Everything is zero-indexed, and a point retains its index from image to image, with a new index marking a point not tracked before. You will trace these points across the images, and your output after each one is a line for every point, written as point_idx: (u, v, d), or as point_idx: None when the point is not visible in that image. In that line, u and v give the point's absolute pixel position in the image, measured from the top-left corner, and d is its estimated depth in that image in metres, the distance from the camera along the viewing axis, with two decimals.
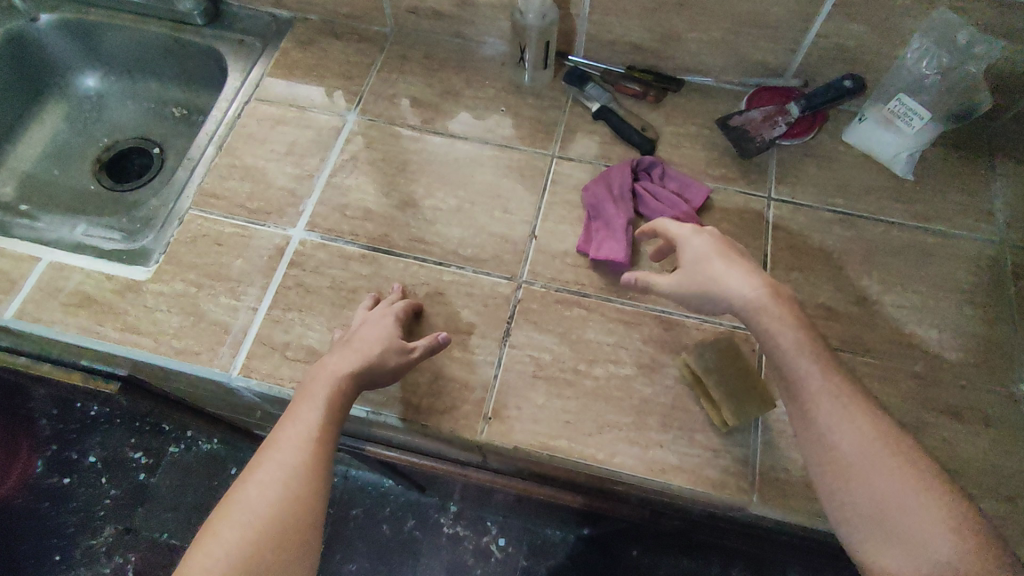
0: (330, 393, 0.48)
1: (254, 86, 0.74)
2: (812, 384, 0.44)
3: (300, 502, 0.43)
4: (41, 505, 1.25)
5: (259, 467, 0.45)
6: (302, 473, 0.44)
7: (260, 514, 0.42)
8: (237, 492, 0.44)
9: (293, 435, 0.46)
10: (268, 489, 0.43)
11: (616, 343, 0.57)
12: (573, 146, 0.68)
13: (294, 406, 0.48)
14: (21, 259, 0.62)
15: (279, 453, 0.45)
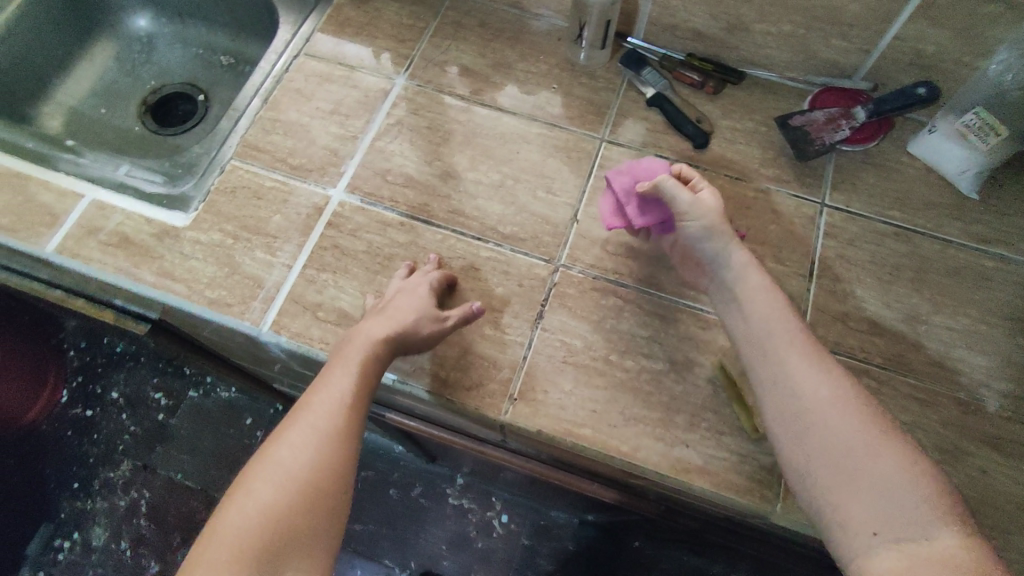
0: (363, 361, 0.49)
1: (303, 39, 0.72)
2: (776, 341, 0.49)
3: (330, 466, 0.44)
4: (64, 433, 1.30)
5: (292, 429, 0.45)
6: (334, 436, 0.45)
7: (293, 476, 0.43)
8: (269, 453, 0.44)
9: (325, 399, 0.47)
10: (301, 453, 0.44)
11: (650, 337, 0.56)
12: (624, 131, 0.67)
13: (327, 373, 0.48)
14: (64, 194, 0.62)
15: (314, 419, 0.46)
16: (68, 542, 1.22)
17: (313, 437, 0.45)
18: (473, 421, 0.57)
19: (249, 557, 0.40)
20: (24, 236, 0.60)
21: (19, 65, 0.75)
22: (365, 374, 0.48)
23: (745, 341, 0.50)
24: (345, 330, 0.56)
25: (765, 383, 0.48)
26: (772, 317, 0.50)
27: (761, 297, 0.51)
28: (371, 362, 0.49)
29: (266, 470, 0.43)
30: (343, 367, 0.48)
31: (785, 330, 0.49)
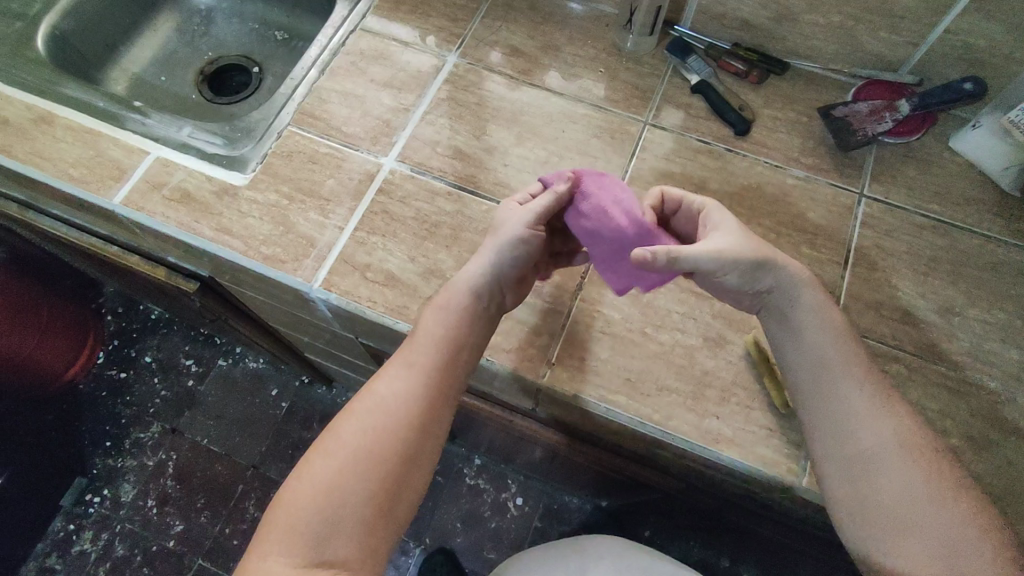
0: (440, 343, 0.51)
1: (360, 15, 0.74)
2: (834, 375, 0.50)
3: (394, 442, 0.47)
4: (100, 393, 1.35)
5: (363, 404, 0.49)
6: (403, 417, 0.48)
7: (360, 449, 0.46)
8: (341, 423, 0.48)
9: (399, 377, 0.50)
10: (371, 428, 0.47)
11: (686, 313, 0.58)
12: (667, 116, 0.68)
13: (404, 350, 0.51)
14: (132, 151, 0.65)
15: (387, 396, 0.49)
16: (99, 497, 1.27)
17: (385, 416, 0.48)
18: (510, 385, 0.60)
19: (314, 522, 0.44)
20: (94, 187, 0.63)
21: (89, 30, 0.80)
22: (440, 354, 0.51)
23: (800, 371, 0.51)
24: (392, 290, 0.59)
25: (817, 414, 0.50)
26: (826, 347, 0.50)
27: (811, 327, 0.51)
28: (448, 342, 0.51)
29: (337, 440, 0.47)
30: (418, 346, 0.51)
31: (842, 363, 0.50)
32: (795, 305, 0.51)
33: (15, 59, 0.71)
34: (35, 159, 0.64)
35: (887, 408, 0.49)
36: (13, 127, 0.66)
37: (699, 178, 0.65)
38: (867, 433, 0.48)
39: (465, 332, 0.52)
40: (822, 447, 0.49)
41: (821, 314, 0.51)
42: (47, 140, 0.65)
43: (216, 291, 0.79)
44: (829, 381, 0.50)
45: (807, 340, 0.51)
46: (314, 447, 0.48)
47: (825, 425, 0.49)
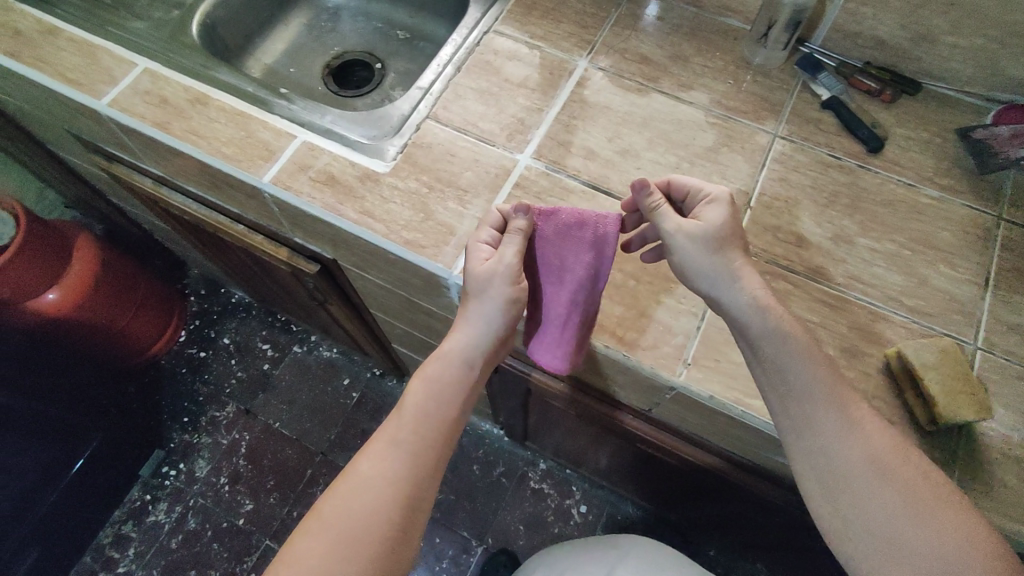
0: (424, 416, 0.56)
1: (494, 18, 0.78)
2: (803, 401, 0.50)
3: (379, 516, 0.52)
4: (179, 369, 1.40)
5: (349, 478, 0.54)
6: (387, 487, 0.53)
7: (347, 523, 0.51)
8: (328, 497, 0.53)
9: (388, 454, 0.54)
10: (365, 505, 0.52)
11: (821, 322, 0.58)
12: (797, 129, 0.69)
13: (387, 423, 0.57)
14: (281, 134, 0.69)
15: (371, 472, 0.53)
16: (175, 470, 1.30)
17: (371, 492, 0.52)
18: (638, 381, 0.61)
19: None
20: (245, 166, 0.67)
21: (233, 19, 0.85)
22: (423, 427, 0.56)
23: (770, 395, 0.52)
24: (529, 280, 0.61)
25: (795, 443, 0.51)
26: (793, 372, 0.50)
27: (776, 349, 0.51)
28: (431, 415, 0.56)
29: (323, 518, 0.52)
30: (402, 419, 0.56)
31: (811, 390, 0.50)
32: (757, 322, 0.51)
33: (172, 43, 0.76)
34: (192, 136, 0.69)
35: (864, 430, 0.49)
36: (171, 105, 0.71)
37: (831, 191, 0.65)
38: (849, 458, 0.49)
39: (448, 404, 0.57)
40: (804, 468, 0.51)
41: (782, 336, 0.51)
42: (203, 120, 0.70)
43: (331, 274, 0.82)
44: (796, 405, 0.50)
45: (773, 366, 0.51)
46: (300, 527, 0.53)
47: (808, 448, 0.50)
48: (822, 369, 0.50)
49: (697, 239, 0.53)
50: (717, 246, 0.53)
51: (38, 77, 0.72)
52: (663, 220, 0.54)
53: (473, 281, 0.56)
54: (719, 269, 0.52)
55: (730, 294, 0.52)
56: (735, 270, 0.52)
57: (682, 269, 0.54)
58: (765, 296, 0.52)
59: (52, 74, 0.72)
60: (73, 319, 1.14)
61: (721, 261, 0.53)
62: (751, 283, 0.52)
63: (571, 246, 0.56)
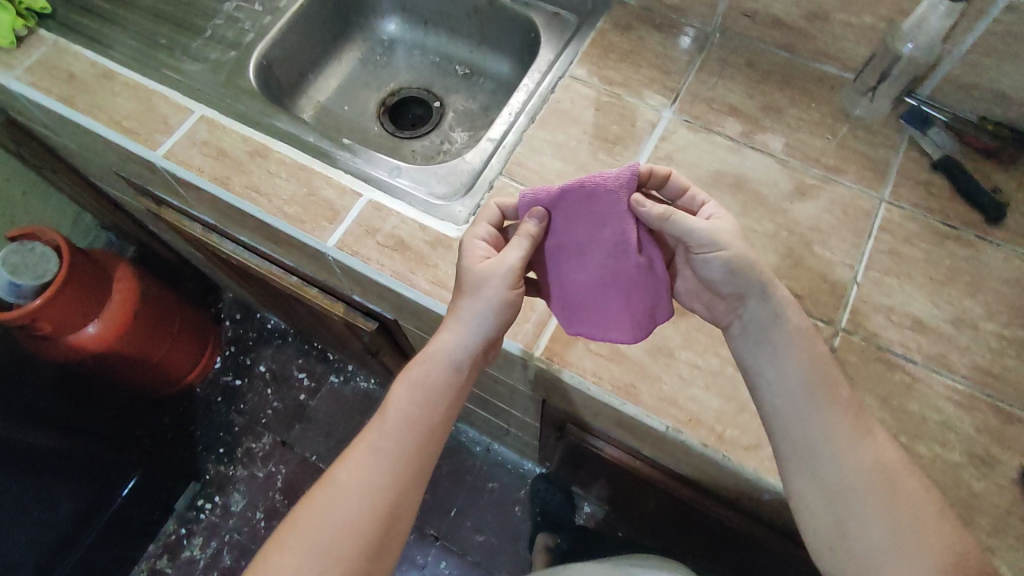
0: (408, 422, 0.52)
1: (568, 62, 0.72)
2: (815, 404, 0.50)
3: (355, 531, 0.49)
4: (214, 399, 1.38)
5: (325, 488, 0.51)
6: (364, 498, 0.50)
7: (319, 538, 0.49)
8: (304, 508, 0.51)
9: (365, 463, 0.51)
10: (339, 519, 0.49)
11: (944, 422, 0.53)
12: (907, 193, 0.63)
13: (371, 427, 0.53)
14: (345, 191, 0.65)
15: (349, 482, 0.51)
16: (210, 504, 1.28)
17: (347, 504, 0.50)
18: (733, 479, 0.56)
19: None
20: (309, 228, 0.63)
21: (288, 57, 0.80)
22: (406, 433, 0.52)
23: (779, 399, 0.51)
24: (619, 366, 0.56)
25: (799, 447, 0.50)
26: (803, 375, 0.51)
27: (793, 353, 0.51)
28: (416, 420, 0.52)
29: (297, 530, 0.50)
30: (386, 423, 0.52)
31: (821, 395, 0.50)
32: (777, 325, 0.52)
33: (228, 88, 0.72)
34: (252, 194, 0.65)
35: (873, 440, 0.49)
36: (230, 158, 0.67)
37: (948, 266, 0.59)
38: (852, 469, 0.48)
39: (434, 408, 0.53)
40: (801, 481, 0.49)
41: (800, 341, 0.52)
42: (262, 175, 0.66)
43: (389, 330, 0.78)
44: (805, 407, 0.50)
45: (786, 368, 0.51)
46: (276, 535, 0.51)
47: (814, 461, 0.49)
48: (838, 377, 0.51)
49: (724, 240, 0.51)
50: (744, 246, 0.52)
51: (95, 127, 0.70)
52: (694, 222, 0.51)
53: (470, 277, 0.53)
54: (751, 269, 0.51)
55: (754, 298, 0.52)
56: (765, 275, 0.52)
57: (714, 274, 0.52)
58: (790, 303, 0.53)
59: (108, 123, 0.69)
60: (110, 355, 1.11)
61: (750, 260, 0.51)
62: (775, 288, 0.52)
63: (585, 218, 0.52)
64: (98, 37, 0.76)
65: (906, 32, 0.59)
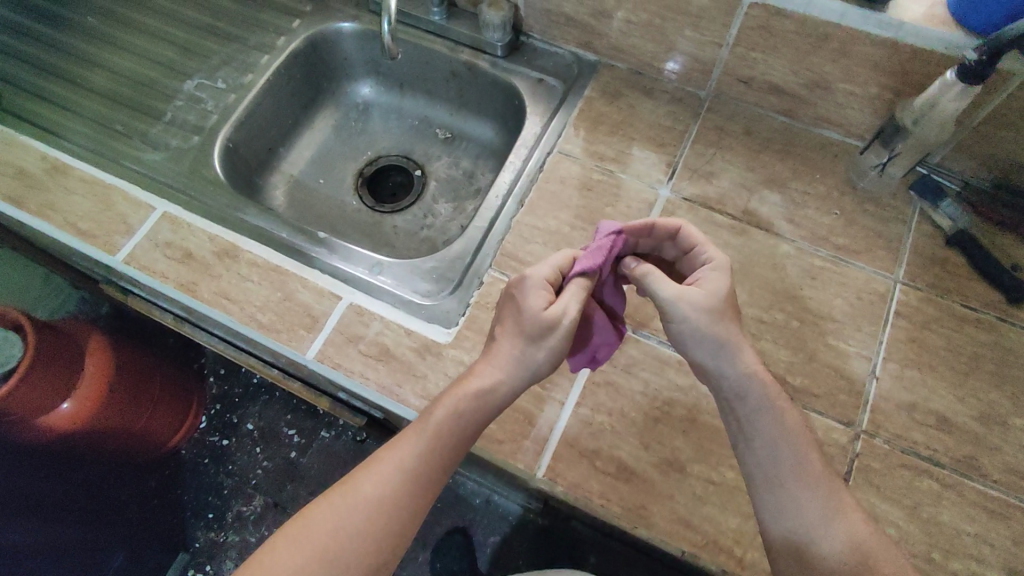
0: (441, 447, 0.47)
1: (556, 135, 0.68)
2: (782, 480, 0.46)
3: (365, 548, 0.44)
4: (202, 460, 1.29)
5: (345, 490, 0.46)
6: (381, 512, 0.45)
7: (326, 546, 0.44)
8: (313, 508, 0.45)
9: (390, 477, 0.46)
10: (353, 529, 0.44)
11: (979, 536, 0.49)
12: (922, 272, 0.59)
13: (400, 439, 0.47)
14: (323, 295, 0.60)
15: (372, 497, 0.45)
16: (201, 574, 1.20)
17: (364, 521, 0.44)
18: None
19: None
20: (286, 338, 0.58)
21: (255, 134, 0.75)
22: (435, 458, 0.47)
23: (754, 472, 0.47)
24: (627, 485, 0.52)
25: (778, 525, 0.45)
26: (774, 450, 0.46)
27: (761, 426, 0.47)
28: (448, 446, 0.47)
29: (303, 535, 0.44)
30: (419, 440, 0.47)
31: (795, 467, 0.46)
32: (744, 399, 0.47)
33: (192, 179, 0.68)
34: (222, 301, 0.59)
35: (846, 522, 0.45)
36: (196, 261, 0.61)
37: (971, 354, 0.56)
38: (830, 553, 0.44)
39: (465, 437, 0.48)
40: (779, 559, 0.45)
41: (768, 413, 0.47)
42: (231, 278, 0.61)
43: (378, 423, 0.74)
44: (781, 485, 0.46)
45: (755, 441, 0.47)
46: (278, 534, 0.45)
47: (790, 541, 0.45)
48: (811, 454, 0.46)
49: (681, 309, 0.48)
50: (712, 319, 0.47)
51: (46, 228, 0.63)
52: (661, 286, 0.48)
53: (531, 323, 0.48)
54: (705, 341, 0.48)
55: (723, 369, 0.48)
56: (731, 341, 0.47)
57: (681, 344, 0.49)
58: (761, 372, 0.48)
59: (60, 224, 0.63)
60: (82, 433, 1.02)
61: (704, 333, 0.47)
62: (741, 355, 0.47)
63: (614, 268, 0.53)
64: (51, 126, 0.71)
65: (917, 109, 0.55)
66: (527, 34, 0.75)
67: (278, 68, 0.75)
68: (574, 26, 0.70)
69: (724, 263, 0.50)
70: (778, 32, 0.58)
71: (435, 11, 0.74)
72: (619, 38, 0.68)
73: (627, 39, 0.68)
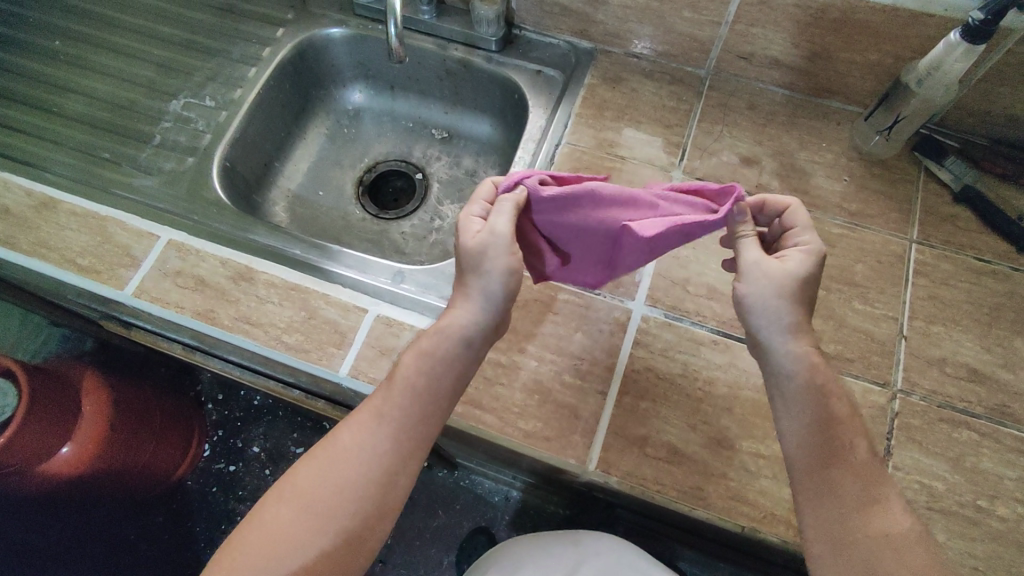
0: (416, 397, 0.47)
1: (562, 126, 0.68)
2: (827, 463, 0.45)
3: (351, 490, 0.45)
4: (210, 488, 1.13)
5: (328, 443, 0.47)
6: (359, 457, 0.46)
7: (313, 493, 0.45)
8: (302, 463, 0.47)
9: (366, 424, 0.47)
10: (335, 475, 0.46)
11: (1020, 479, 0.51)
12: (935, 230, 0.61)
13: (375, 394, 0.48)
14: (348, 309, 0.58)
15: (351, 444, 0.46)
16: None
17: (346, 469, 0.46)
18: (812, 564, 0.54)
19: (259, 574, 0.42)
20: (317, 357, 0.56)
21: (249, 151, 0.73)
22: (410, 407, 0.47)
23: (795, 450, 0.46)
24: (680, 468, 0.52)
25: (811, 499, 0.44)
26: (814, 428, 0.45)
27: (807, 410, 0.45)
28: (423, 395, 0.47)
29: (294, 481, 0.46)
30: (391, 392, 0.47)
31: (840, 449, 0.45)
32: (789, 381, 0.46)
33: (193, 203, 0.66)
34: (244, 325, 0.58)
35: (885, 509, 0.44)
36: (211, 287, 0.59)
37: (990, 305, 0.57)
38: (867, 534, 0.43)
39: (440, 384, 0.48)
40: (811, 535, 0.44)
41: (813, 396, 0.45)
42: (250, 302, 0.59)
43: None
44: (821, 459, 0.45)
45: (804, 419, 0.45)
46: (274, 489, 0.47)
47: (817, 512, 0.44)
48: (859, 443, 0.45)
49: (762, 277, 0.46)
50: (783, 295, 0.46)
51: (44, 267, 0.60)
52: (749, 248, 0.47)
53: (469, 256, 0.49)
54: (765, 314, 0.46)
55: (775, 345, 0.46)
56: (793, 323, 0.46)
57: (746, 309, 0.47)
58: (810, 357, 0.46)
59: (58, 262, 0.60)
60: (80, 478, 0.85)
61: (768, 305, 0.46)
62: (795, 333, 0.46)
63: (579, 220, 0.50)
64: (32, 160, 0.67)
65: (921, 70, 0.56)
66: (519, 26, 0.74)
67: (267, 81, 0.73)
68: (568, 15, 0.69)
69: (819, 251, 0.47)
70: (779, 6, 0.59)
71: (425, 9, 0.72)
72: (616, 24, 0.68)
73: (623, 24, 0.68)
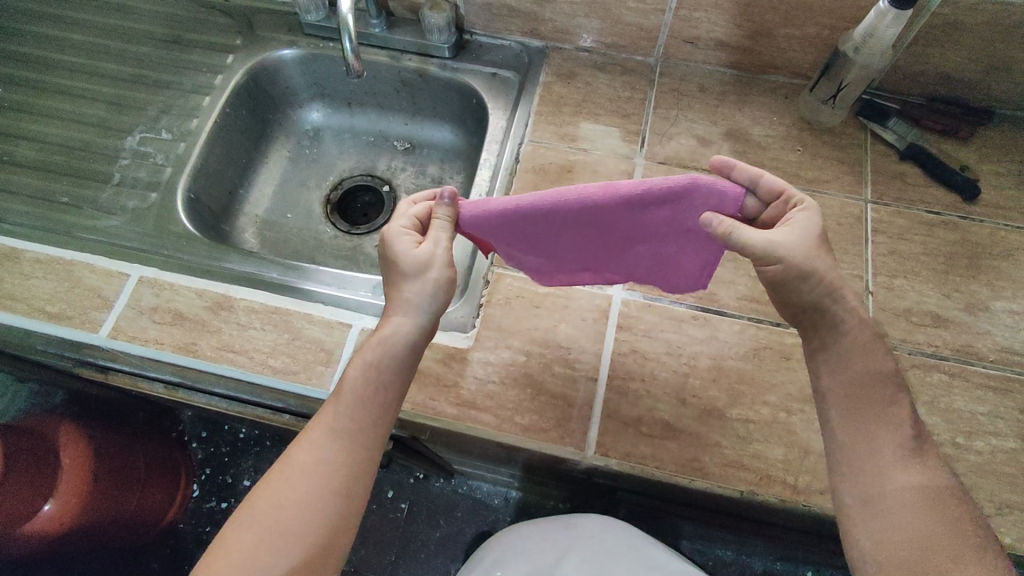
0: (370, 406, 0.47)
1: (523, 125, 0.69)
2: (865, 417, 0.44)
3: (314, 507, 0.44)
4: (204, 530, 1.07)
5: (284, 466, 0.45)
6: (317, 475, 0.45)
7: (275, 516, 0.43)
8: (258, 489, 0.45)
9: (320, 441, 0.45)
10: (298, 496, 0.44)
11: (992, 413, 0.54)
12: (887, 189, 0.64)
13: (324, 408, 0.47)
14: (332, 326, 0.58)
15: (308, 462, 0.45)
16: None
17: (307, 484, 0.44)
18: (810, 517, 0.55)
19: None
20: (305, 378, 0.56)
21: (211, 180, 0.72)
22: (362, 416, 0.46)
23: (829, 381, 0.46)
24: (675, 442, 0.54)
25: (844, 429, 0.44)
26: (849, 359, 0.45)
27: (857, 359, 0.45)
28: (372, 402, 0.47)
29: (254, 508, 0.44)
30: (341, 404, 0.46)
31: (878, 385, 0.44)
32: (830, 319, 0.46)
33: (161, 237, 0.65)
34: (228, 354, 0.57)
35: (920, 461, 0.42)
36: (190, 320, 0.59)
37: (945, 254, 0.61)
38: (892, 484, 0.41)
39: (391, 388, 0.48)
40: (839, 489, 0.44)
41: (852, 333, 0.45)
42: (232, 330, 0.58)
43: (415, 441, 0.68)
44: (857, 393, 0.44)
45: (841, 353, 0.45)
46: (232, 516, 0.44)
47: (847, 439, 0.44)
48: (893, 399, 0.44)
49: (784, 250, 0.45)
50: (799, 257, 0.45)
51: (11, 320, 0.58)
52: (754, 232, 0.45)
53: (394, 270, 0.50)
54: (802, 275, 0.45)
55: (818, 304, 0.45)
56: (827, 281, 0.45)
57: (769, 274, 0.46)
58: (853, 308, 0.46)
59: (27, 311, 0.58)
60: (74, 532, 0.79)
61: (802, 262, 0.45)
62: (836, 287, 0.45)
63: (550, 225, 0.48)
64: None
65: (857, 39, 0.59)
66: (470, 31, 0.75)
67: (223, 108, 0.73)
68: (517, 16, 0.71)
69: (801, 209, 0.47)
70: None
71: (375, 22, 0.73)
72: (565, 21, 0.70)
73: (571, 20, 0.69)
